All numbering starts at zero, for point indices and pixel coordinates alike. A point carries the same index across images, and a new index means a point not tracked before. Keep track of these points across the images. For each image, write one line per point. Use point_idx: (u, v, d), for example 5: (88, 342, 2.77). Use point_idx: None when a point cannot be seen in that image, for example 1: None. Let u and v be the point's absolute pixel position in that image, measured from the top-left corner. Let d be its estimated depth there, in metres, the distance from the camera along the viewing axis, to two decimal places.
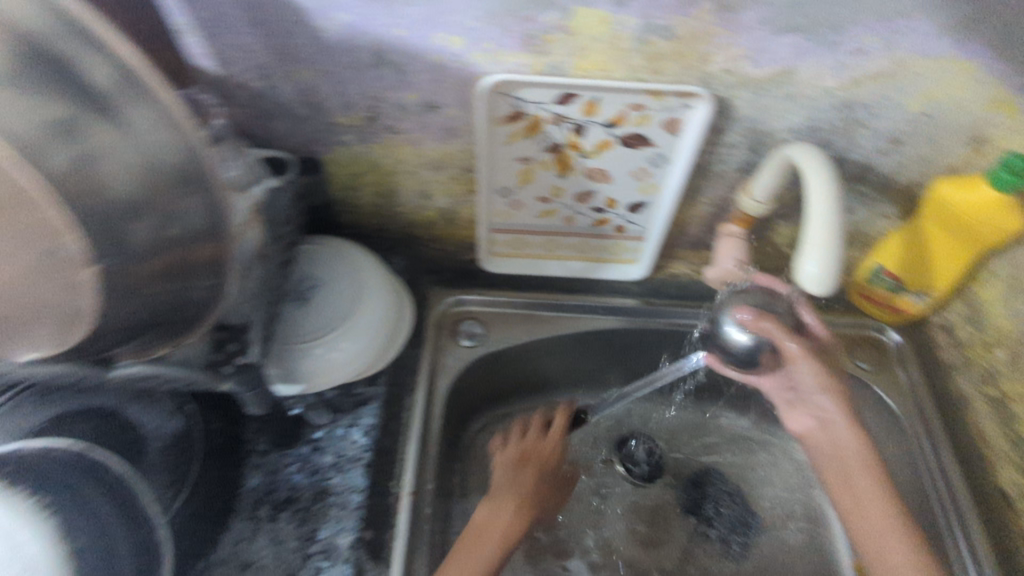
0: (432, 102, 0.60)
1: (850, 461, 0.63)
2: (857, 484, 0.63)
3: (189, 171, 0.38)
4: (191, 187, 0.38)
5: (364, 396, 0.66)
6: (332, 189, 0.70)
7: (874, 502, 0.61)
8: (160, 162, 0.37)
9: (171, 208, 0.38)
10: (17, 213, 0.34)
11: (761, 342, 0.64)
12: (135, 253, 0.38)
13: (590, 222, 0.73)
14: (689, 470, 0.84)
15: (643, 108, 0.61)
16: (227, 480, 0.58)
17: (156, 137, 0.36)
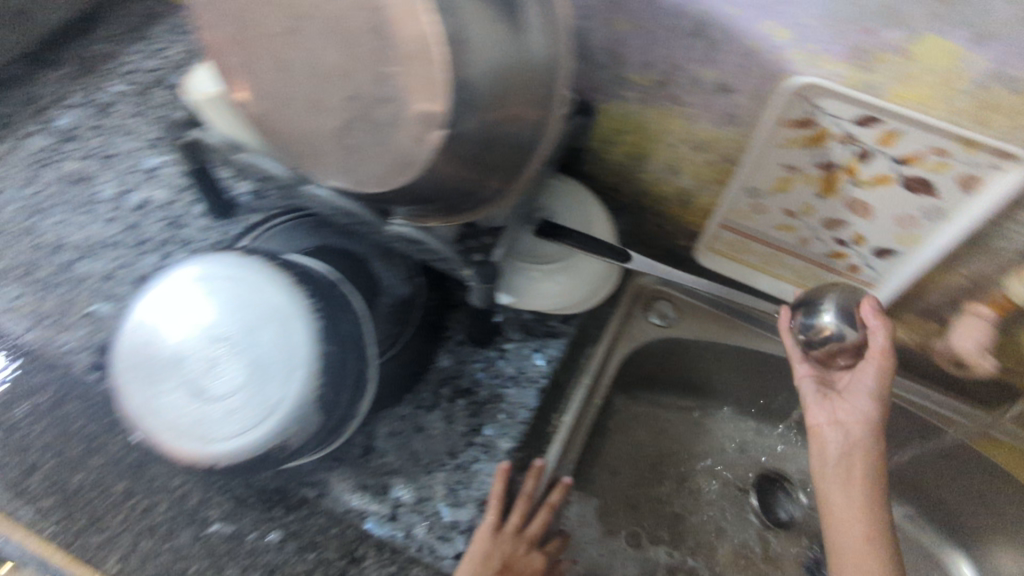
0: (726, 85, 0.60)
1: (853, 456, 0.57)
2: (841, 477, 0.56)
3: (544, 88, 0.46)
4: (538, 100, 0.47)
5: (556, 329, 0.69)
6: (594, 135, 0.74)
7: (838, 491, 0.56)
8: (531, 67, 0.45)
9: (519, 106, 0.45)
10: (400, 69, 0.40)
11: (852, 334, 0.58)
12: (474, 132, 0.43)
13: (825, 251, 0.72)
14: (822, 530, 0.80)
15: (945, 156, 0.56)
16: (427, 352, 0.65)
17: (533, 46, 0.45)
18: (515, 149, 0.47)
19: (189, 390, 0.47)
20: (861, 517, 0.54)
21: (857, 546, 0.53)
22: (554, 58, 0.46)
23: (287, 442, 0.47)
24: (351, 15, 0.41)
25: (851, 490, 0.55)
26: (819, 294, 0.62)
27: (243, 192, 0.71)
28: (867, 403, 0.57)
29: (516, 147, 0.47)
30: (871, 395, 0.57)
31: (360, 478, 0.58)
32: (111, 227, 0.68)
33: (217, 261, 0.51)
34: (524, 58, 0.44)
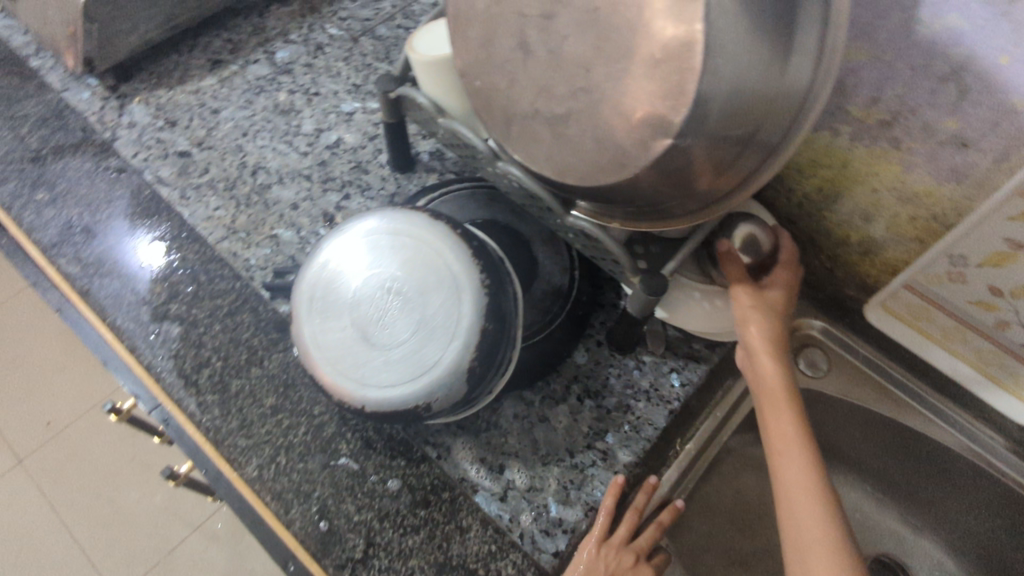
0: (965, 138, 0.54)
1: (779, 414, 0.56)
2: (781, 417, 0.56)
3: (790, 109, 0.42)
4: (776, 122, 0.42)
5: (698, 353, 0.66)
6: (788, 164, 0.69)
7: (797, 467, 0.54)
8: (782, 97, 0.41)
9: (750, 133, 0.42)
10: (647, 70, 0.40)
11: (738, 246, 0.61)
12: (698, 148, 0.41)
13: (1023, 342, 0.62)
14: None
15: None
16: (566, 346, 0.64)
17: (793, 76, 0.40)
18: (728, 178, 0.45)
19: (358, 332, 0.50)
20: (813, 479, 0.53)
21: (822, 545, 0.50)
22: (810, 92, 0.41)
23: (432, 404, 0.49)
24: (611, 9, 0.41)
25: (789, 454, 0.55)
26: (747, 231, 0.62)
27: (425, 152, 0.74)
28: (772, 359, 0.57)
29: (729, 176, 0.45)
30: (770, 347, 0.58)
31: (477, 451, 0.59)
32: (305, 160, 0.73)
33: (407, 217, 0.53)
34: (780, 87, 0.40)
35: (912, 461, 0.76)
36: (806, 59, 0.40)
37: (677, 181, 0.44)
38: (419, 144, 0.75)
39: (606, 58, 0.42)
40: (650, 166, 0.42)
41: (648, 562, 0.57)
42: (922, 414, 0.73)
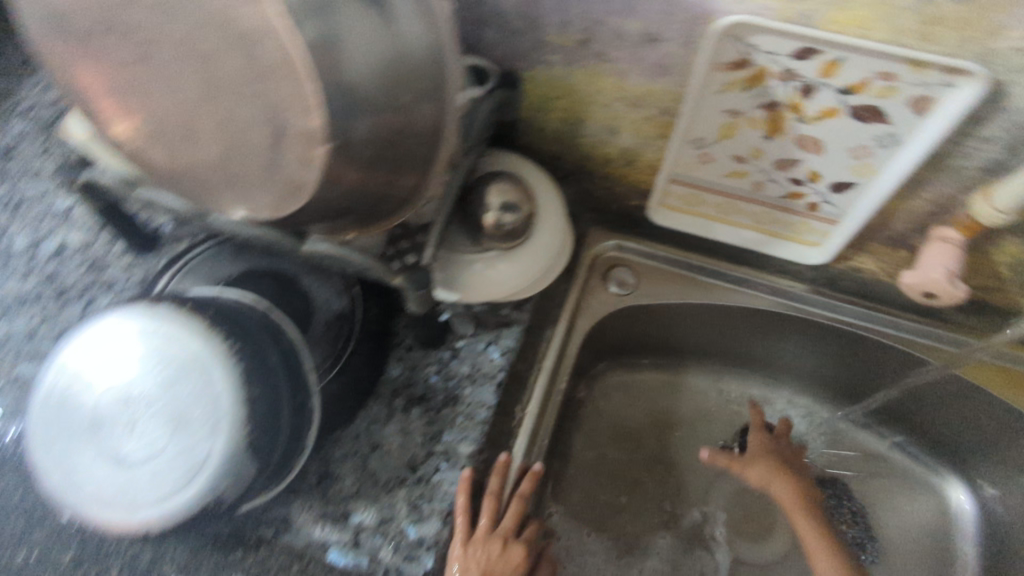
0: (650, 34, 0.55)
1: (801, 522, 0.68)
2: (803, 524, 0.68)
3: (434, 71, 0.40)
4: (426, 89, 0.40)
5: (509, 317, 0.66)
6: (525, 105, 0.69)
7: (805, 522, 0.68)
8: (406, 54, 0.38)
9: (407, 105, 0.39)
10: (270, 86, 0.37)
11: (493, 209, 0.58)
12: (353, 147, 0.39)
13: (781, 193, 0.67)
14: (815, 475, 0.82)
15: (892, 80, 0.52)
16: (374, 363, 0.61)
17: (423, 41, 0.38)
18: (416, 140, 0.41)
19: (112, 458, 0.45)
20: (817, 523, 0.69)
21: (820, 547, 0.67)
22: (436, 48, 0.39)
23: (223, 496, 0.45)
24: None
25: (801, 522, 0.68)
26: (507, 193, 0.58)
27: (164, 222, 0.67)
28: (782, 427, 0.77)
29: (412, 150, 0.42)
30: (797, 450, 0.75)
31: (316, 511, 0.55)
32: (30, 280, 0.64)
33: (120, 317, 0.47)
34: (406, 51, 0.38)
35: (747, 331, 0.79)
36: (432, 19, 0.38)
37: (361, 183, 0.41)
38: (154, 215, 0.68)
39: (228, 87, 0.38)
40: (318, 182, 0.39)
41: (518, 540, 0.57)
42: (736, 288, 0.76)
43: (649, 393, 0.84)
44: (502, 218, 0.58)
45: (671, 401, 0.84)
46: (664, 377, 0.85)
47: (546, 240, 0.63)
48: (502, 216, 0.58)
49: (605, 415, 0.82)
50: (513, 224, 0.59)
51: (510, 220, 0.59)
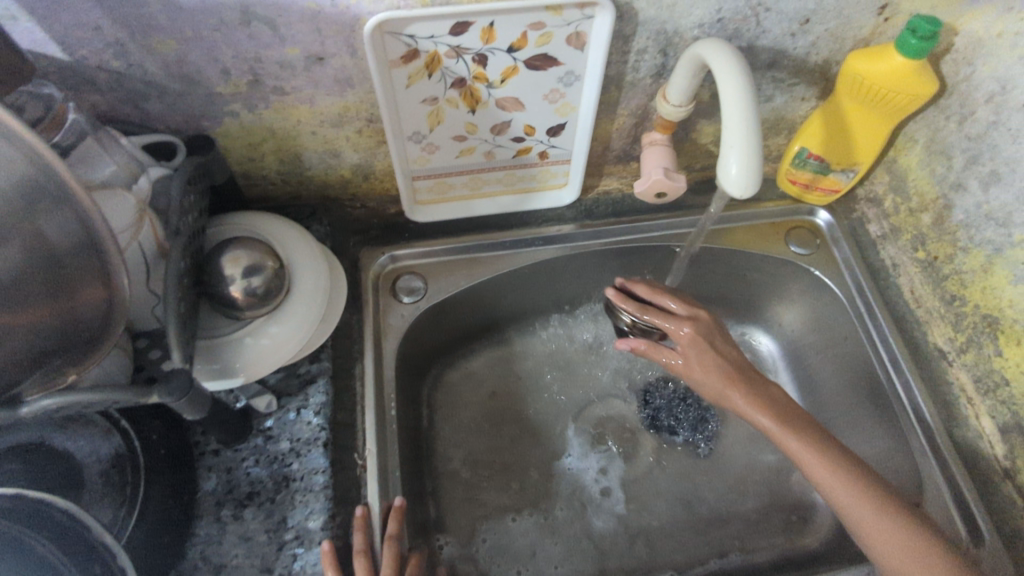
0: (316, 54, 0.55)
1: (833, 479, 0.61)
2: (836, 492, 0.61)
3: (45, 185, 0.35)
4: (46, 205, 0.35)
5: (310, 374, 0.63)
6: (233, 162, 0.65)
7: (841, 490, 0.61)
8: (2, 189, 0.33)
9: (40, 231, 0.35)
10: None
11: (236, 281, 0.55)
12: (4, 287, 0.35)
13: (512, 154, 0.71)
14: (639, 387, 0.85)
15: (543, 27, 0.57)
16: (181, 486, 0.55)
17: None
18: (80, 257, 0.38)
19: None
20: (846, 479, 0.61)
21: (868, 517, 0.59)
22: None
23: None
24: None
25: (833, 485, 0.61)
26: (245, 262, 0.55)
27: None
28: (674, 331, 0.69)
29: (87, 269, 0.38)
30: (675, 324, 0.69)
31: None
32: None
33: None
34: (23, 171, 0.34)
35: (541, 285, 0.82)
36: None
37: (38, 320, 0.37)
38: None
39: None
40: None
41: None
42: (514, 251, 0.78)
43: (491, 375, 0.85)
44: (250, 283, 0.55)
45: (512, 374, 0.85)
46: (496, 354, 0.86)
47: (308, 287, 0.60)
48: (249, 282, 0.55)
49: (457, 416, 0.81)
50: (265, 284, 0.56)
51: (258, 283, 0.56)
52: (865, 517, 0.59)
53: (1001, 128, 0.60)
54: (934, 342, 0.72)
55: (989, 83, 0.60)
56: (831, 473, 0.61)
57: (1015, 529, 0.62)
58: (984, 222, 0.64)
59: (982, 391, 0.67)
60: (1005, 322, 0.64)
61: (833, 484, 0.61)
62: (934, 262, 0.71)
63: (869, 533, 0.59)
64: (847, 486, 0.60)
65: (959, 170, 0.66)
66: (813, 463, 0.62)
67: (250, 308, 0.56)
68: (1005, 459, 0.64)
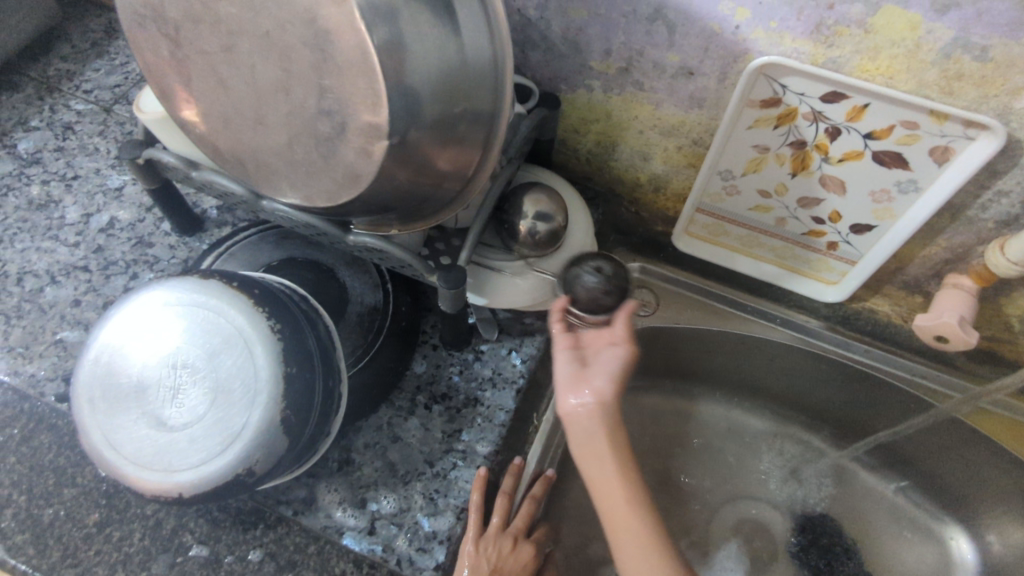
0: (689, 68, 0.59)
1: (629, 527, 0.50)
2: (628, 552, 0.50)
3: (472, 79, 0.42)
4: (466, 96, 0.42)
5: (532, 327, 0.68)
6: (561, 127, 0.72)
7: (630, 547, 0.50)
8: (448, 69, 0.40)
9: (453, 116, 0.42)
10: (338, 81, 0.40)
11: (527, 219, 0.61)
12: (406, 146, 0.42)
13: (802, 230, 0.70)
14: (800, 513, 0.82)
15: (914, 128, 0.55)
16: (401, 358, 0.64)
17: (475, 52, 0.42)
18: (462, 147, 0.45)
19: (152, 421, 0.47)
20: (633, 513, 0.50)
21: None
22: (496, 59, 0.43)
23: (253, 466, 0.47)
24: (283, 28, 0.40)
25: (620, 530, 0.50)
26: (541, 207, 0.61)
27: (210, 208, 0.71)
28: (610, 384, 0.52)
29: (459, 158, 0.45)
30: (614, 374, 0.52)
31: (341, 495, 0.57)
32: (76, 252, 0.68)
33: (158, 290, 0.50)
34: (466, 63, 0.42)
35: (757, 361, 0.80)
36: (486, 36, 0.42)
37: (407, 177, 0.44)
38: (202, 201, 0.71)
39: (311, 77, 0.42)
40: (379, 172, 0.42)
41: (528, 540, 0.58)
42: (750, 318, 0.78)
43: (663, 418, 0.85)
44: (534, 227, 0.61)
45: (682, 428, 0.85)
46: (676, 403, 0.86)
47: (569, 258, 0.66)
48: (535, 224, 0.61)
49: None
50: (545, 235, 0.62)
51: (541, 228, 0.61)
52: None
53: None
54: None
55: None
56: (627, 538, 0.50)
57: None
58: None
59: None
60: None
61: (622, 543, 0.50)
62: None
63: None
64: (650, 544, 0.50)
65: None
66: (614, 509, 0.51)
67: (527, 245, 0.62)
68: None
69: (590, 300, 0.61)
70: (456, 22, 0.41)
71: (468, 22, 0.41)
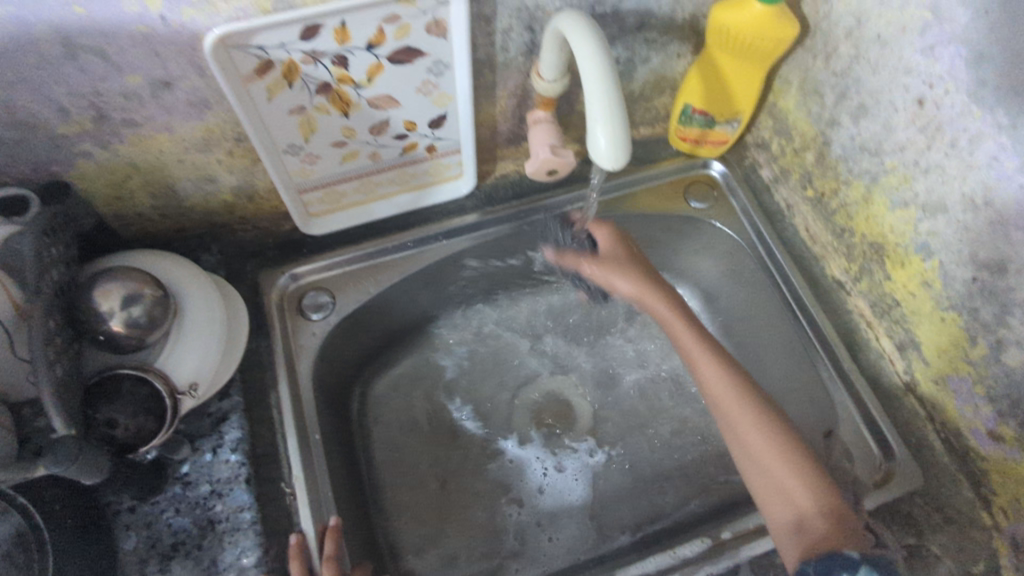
0: (160, 79, 0.51)
1: (709, 376, 0.65)
2: (714, 386, 0.65)
3: None
4: None
5: (222, 411, 0.61)
6: (99, 204, 0.61)
7: (715, 383, 0.64)
8: None
9: None
10: None
11: (112, 319, 0.52)
12: None
13: (398, 152, 0.69)
14: (569, 365, 0.87)
15: (398, 20, 0.54)
16: (96, 548, 0.52)
17: None
18: None
19: None
20: (726, 376, 0.64)
21: (734, 405, 0.63)
22: None
23: None
24: None
25: (709, 378, 0.65)
26: (117, 302, 0.52)
27: None
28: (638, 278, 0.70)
29: None
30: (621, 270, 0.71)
31: None
32: None
33: None
34: None
35: (452, 279, 0.81)
36: None
37: None
38: None
39: None
40: None
41: None
42: (418, 250, 0.76)
43: (418, 378, 0.84)
44: (113, 423, 0.50)
45: (438, 370, 0.85)
46: (422, 354, 0.85)
47: (204, 320, 0.58)
48: (112, 420, 0.50)
49: (391, 424, 0.80)
50: (149, 312, 0.53)
51: (123, 422, 0.51)
52: (730, 416, 0.63)
53: (861, 61, 0.62)
54: (832, 274, 0.74)
55: (847, 18, 0.62)
56: (715, 375, 0.65)
57: (920, 437, 0.65)
58: (859, 154, 0.66)
59: (879, 313, 0.69)
60: (889, 247, 0.66)
61: (711, 378, 0.65)
62: (822, 198, 0.73)
63: (773, 489, 0.59)
64: (736, 398, 0.63)
65: (831, 107, 0.68)
66: (712, 370, 0.65)
67: (137, 340, 0.53)
68: (903, 371, 0.68)
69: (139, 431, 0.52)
70: None
71: None
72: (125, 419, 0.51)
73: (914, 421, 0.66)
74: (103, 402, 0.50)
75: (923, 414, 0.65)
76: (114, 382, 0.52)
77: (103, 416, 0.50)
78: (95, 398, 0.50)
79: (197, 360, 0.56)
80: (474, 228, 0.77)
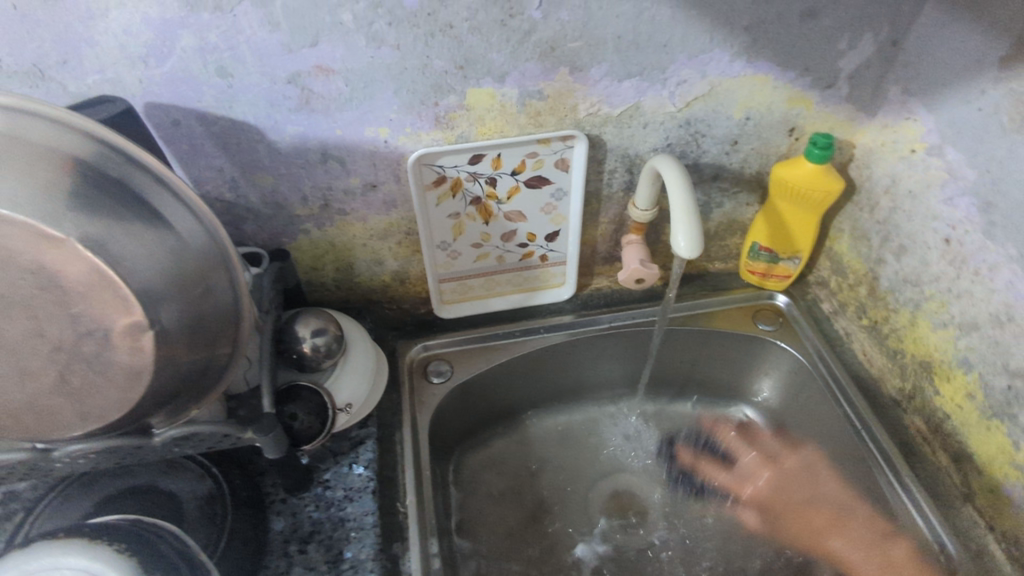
0: (371, 182, 0.74)
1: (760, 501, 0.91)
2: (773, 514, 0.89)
3: (208, 256, 0.53)
4: (196, 275, 0.51)
5: (360, 437, 0.76)
6: (300, 270, 0.82)
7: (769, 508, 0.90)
8: (194, 252, 0.51)
9: (201, 288, 0.52)
10: (100, 296, 0.46)
11: (305, 342, 0.70)
12: (182, 330, 0.51)
13: (518, 258, 0.88)
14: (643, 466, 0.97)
15: (536, 156, 0.76)
16: (256, 525, 0.66)
17: (190, 235, 0.51)
18: (222, 313, 0.55)
19: None
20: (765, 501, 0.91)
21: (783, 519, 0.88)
22: (212, 237, 0.53)
23: None
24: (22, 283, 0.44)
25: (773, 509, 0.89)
26: (311, 330, 0.70)
27: None
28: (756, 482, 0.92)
29: (219, 340, 0.55)
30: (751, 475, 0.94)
31: None
32: None
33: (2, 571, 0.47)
34: (186, 256, 0.51)
35: (546, 370, 0.95)
36: (192, 224, 0.51)
37: (190, 357, 0.53)
38: None
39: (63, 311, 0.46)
40: (169, 358, 0.50)
41: None
42: (524, 339, 0.93)
43: (507, 457, 0.95)
44: (294, 416, 0.67)
45: (526, 453, 0.96)
46: (512, 439, 0.97)
47: (360, 360, 0.75)
48: (294, 414, 0.67)
49: (482, 493, 0.91)
50: (328, 343, 0.71)
51: (300, 417, 0.67)
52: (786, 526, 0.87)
53: (899, 211, 0.78)
54: (888, 393, 0.83)
55: (884, 179, 0.78)
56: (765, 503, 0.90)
57: (981, 545, 0.70)
58: (903, 285, 0.79)
59: (934, 429, 0.77)
60: (936, 364, 0.76)
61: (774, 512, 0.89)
62: (875, 325, 0.85)
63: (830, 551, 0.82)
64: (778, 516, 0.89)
65: (876, 248, 0.82)
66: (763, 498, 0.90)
67: (318, 362, 0.71)
68: (961, 483, 0.74)
69: (306, 430, 0.67)
70: (170, 219, 0.50)
71: (178, 217, 0.50)
72: (302, 416, 0.67)
73: (972, 529, 0.71)
74: (289, 400, 0.67)
75: (982, 523, 0.71)
76: (298, 389, 0.68)
77: (287, 410, 0.67)
78: (285, 396, 0.67)
79: (351, 388, 0.73)
80: (572, 327, 0.93)
